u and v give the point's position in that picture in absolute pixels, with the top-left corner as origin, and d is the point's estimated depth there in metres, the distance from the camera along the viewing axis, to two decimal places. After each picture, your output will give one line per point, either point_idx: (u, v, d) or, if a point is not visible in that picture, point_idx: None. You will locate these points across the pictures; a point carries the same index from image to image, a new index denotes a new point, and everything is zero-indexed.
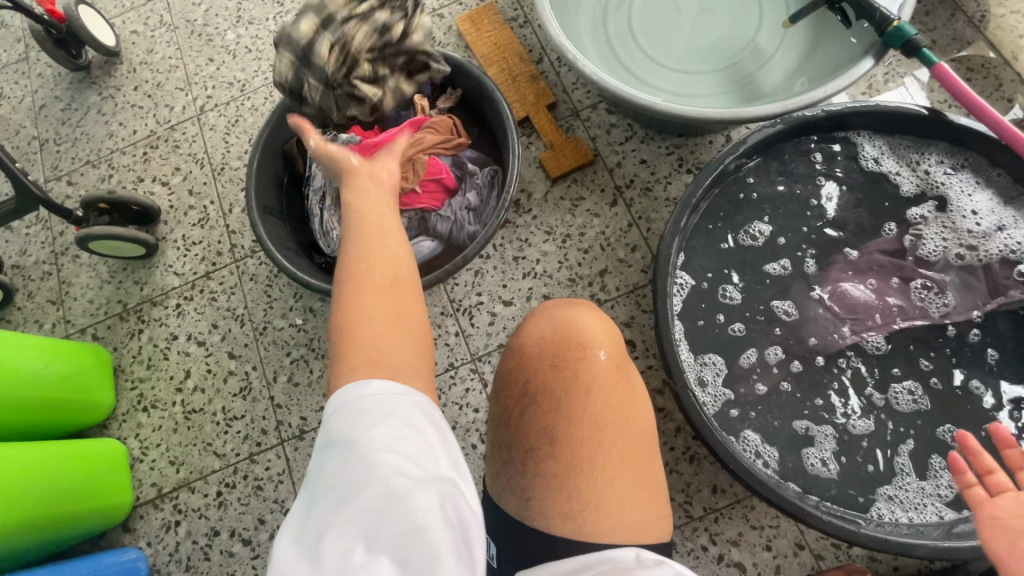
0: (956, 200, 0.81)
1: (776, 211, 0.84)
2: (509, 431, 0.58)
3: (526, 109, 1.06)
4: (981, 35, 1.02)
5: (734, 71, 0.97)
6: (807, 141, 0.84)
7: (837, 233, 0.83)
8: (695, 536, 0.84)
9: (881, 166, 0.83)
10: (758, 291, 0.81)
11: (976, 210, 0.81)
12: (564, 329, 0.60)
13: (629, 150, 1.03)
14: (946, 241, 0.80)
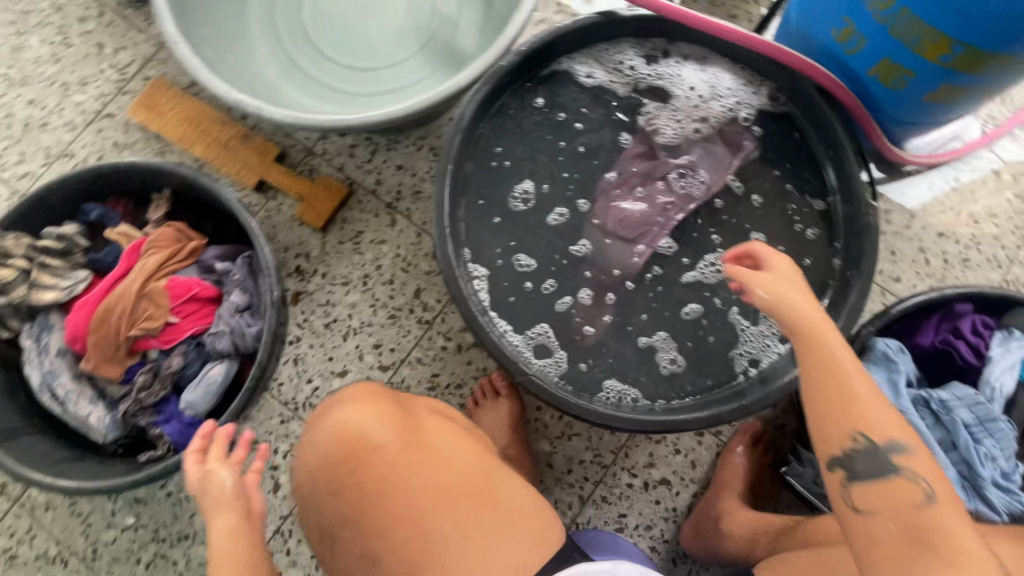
0: (664, 79, 0.85)
1: (529, 163, 0.83)
2: (350, 550, 0.59)
3: (255, 172, 0.95)
4: None
5: (433, 44, 0.93)
6: (517, 87, 0.82)
7: (590, 155, 0.84)
8: (616, 481, 0.86)
9: (591, 81, 0.84)
10: (550, 243, 0.82)
11: (682, 80, 0.84)
12: (341, 439, 0.59)
13: (383, 163, 0.97)
14: (673, 118, 0.85)
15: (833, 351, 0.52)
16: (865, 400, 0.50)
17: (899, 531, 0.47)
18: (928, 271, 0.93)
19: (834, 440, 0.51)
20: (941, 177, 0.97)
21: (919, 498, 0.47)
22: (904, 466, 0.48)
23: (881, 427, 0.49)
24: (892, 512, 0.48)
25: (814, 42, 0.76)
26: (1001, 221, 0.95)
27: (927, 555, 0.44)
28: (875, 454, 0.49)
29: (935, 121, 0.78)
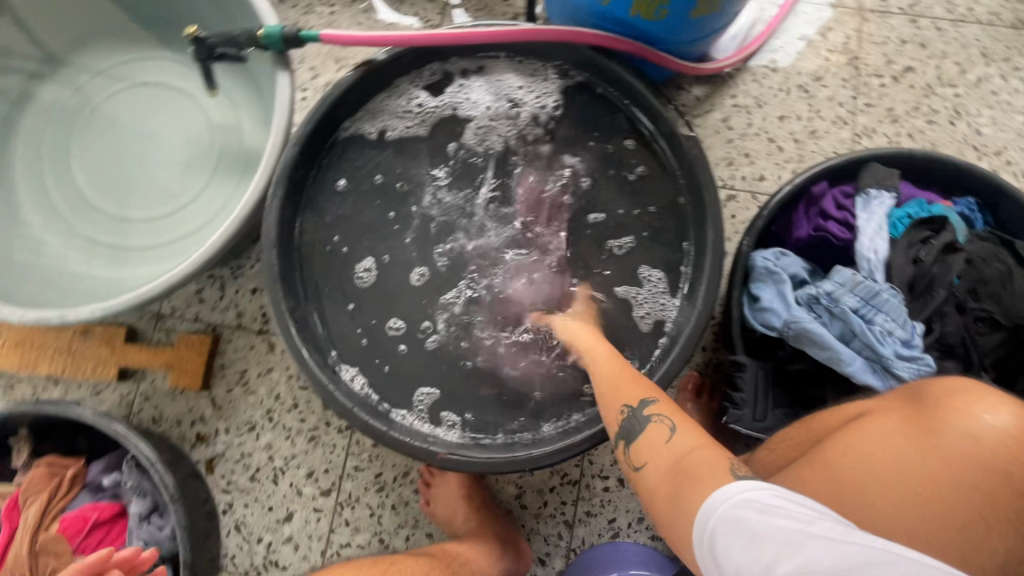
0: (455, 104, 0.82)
1: (362, 238, 0.79)
2: None
3: (111, 364, 0.88)
4: None
5: (225, 160, 0.87)
6: (319, 177, 0.79)
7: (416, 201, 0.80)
8: (592, 491, 0.84)
9: (390, 136, 0.81)
10: (417, 306, 0.78)
11: (473, 94, 0.82)
12: None
13: (236, 294, 0.92)
14: (481, 131, 0.82)
15: (597, 354, 0.68)
16: (622, 382, 0.62)
17: (667, 468, 0.53)
18: (784, 158, 0.92)
19: (612, 413, 0.61)
20: (761, 62, 0.95)
21: (666, 434, 0.55)
22: (653, 414, 0.57)
23: (635, 392, 0.60)
24: (658, 460, 0.54)
25: (582, 11, 0.75)
26: (829, 80, 0.94)
27: (679, 477, 0.50)
28: (634, 416, 0.58)
29: (717, 30, 0.78)
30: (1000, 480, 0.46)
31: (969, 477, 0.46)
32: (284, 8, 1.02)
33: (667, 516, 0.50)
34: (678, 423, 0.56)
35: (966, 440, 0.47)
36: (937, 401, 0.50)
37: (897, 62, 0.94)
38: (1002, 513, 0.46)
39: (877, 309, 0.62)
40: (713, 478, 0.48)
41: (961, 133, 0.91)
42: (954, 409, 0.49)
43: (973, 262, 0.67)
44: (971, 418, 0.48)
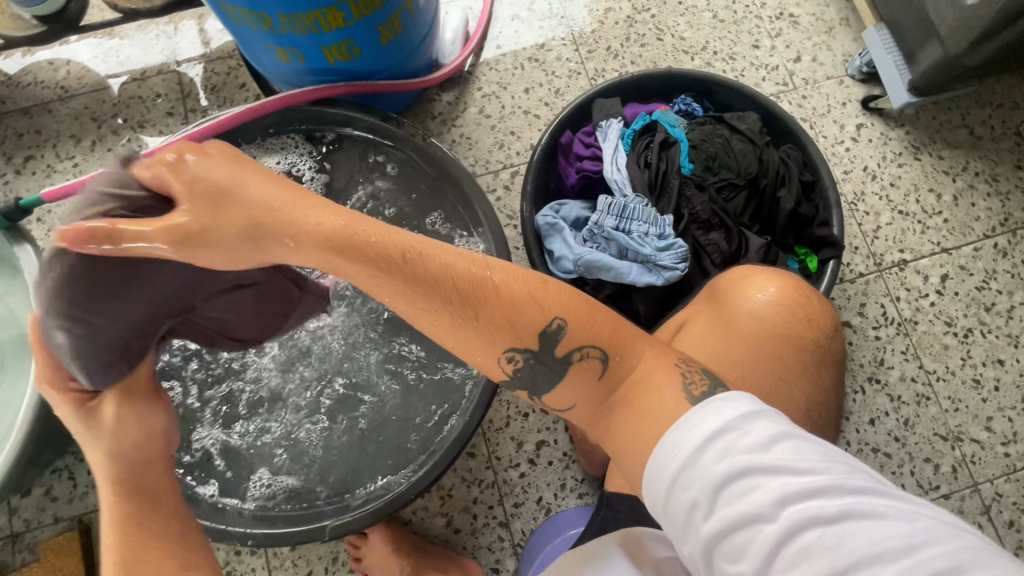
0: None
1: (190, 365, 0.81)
2: None
3: None
4: (84, 94, 1.02)
5: (13, 351, 0.82)
6: None
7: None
8: (511, 483, 0.86)
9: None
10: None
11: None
12: None
13: (89, 474, 0.86)
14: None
15: (425, 266, 0.47)
16: (497, 303, 0.47)
17: (609, 400, 0.49)
18: (544, 122, 1.01)
19: (494, 349, 0.49)
20: (490, 51, 1.04)
21: (599, 366, 0.49)
22: (576, 351, 0.49)
23: (528, 325, 0.48)
24: (593, 396, 0.50)
25: (286, 72, 0.79)
26: (552, 43, 1.04)
27: (622, 410, 0.48)
28: (542, 359, 0.49)
29: (420, 46, 0.86)
30: (784, 341, 0.54)
31: (761, 347, 0.53)
32: (25, 180, 0.98)
33: (618, 451, 0.48)
34: (608, 346, 0.49)
35: (751, 319, 0.54)
36: (723, 289, 0.58)
37: (598, 7, 1.06)
38: (793, 366, 0.53)
39: (631, 219, 0.70)
40: (675, 410, 0.44)
41: (671, 43, 1.04)
42: (733, 295, 0.56)
43: (696, 146, 0.77)
44: (747, 299, 0.55)
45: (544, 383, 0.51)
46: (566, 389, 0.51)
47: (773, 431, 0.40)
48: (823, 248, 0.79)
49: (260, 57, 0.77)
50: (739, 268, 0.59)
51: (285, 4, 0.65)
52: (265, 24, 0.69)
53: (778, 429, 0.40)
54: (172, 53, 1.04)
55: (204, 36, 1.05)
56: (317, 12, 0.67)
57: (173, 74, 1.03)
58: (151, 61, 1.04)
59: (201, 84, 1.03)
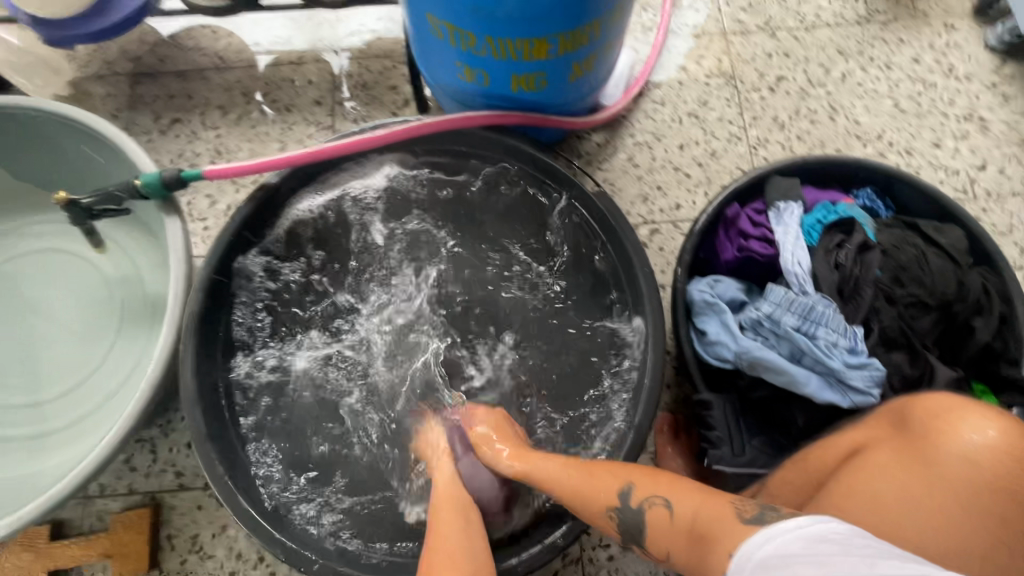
0: (329, 235, 0.82)
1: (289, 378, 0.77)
2: None
3: (38, 568, 0.78)
4: (239, 68, 1.03)
5: (131, 313, 0.82)
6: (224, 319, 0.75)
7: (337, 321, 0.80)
8: (597, 564, 0.79)
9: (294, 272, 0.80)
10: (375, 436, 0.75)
11: (365, 210, 0.83)
12: None
13: (170, 452, 0.84)
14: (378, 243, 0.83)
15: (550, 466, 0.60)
16: (585, 481, 0.56)
17: (684, 539, 0.48)
18: (694, 182, 0.95)
19: (598, 506, 0.54)
20: (649, 99, 0.99)
21: (665, 512, 0.50)
22: (643, 502, 0.51)
23: (602, 482, 0.54)
24: (678, 544, 0.48)
25: (458, 90, 0.76)
26: (715, 102, 0.99)
27: (700, 547, 0.45)
28: (625, 518, 0.52)
29: (597, 85, 0.81)
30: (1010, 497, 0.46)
31: (977, 501, 0.46)
32: (168, 140, 0.99)
33: None
34: (668, 492, 0.51)
35: (964, 464, 0.46)
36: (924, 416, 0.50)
37: (769, 74, 1.00)
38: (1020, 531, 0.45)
39: (817, 324, 0.63)
40: (739, 535, 0.42)
41: (842, 125, 0.97)
42: (941, 428, 0.48)
43: (886, 252, 0.69)
44: (959, 439, 0.47)
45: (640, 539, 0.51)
46: (656, 542, 0.51)
47: (808, 531, 0.39)
48: (1007, 391, 0.70)
49: (440, 71, 0.75)
50: (941, 394, 0.51)
51: (501, 28, 0.61)
52: (467, 44, 0.65)
53: (813, 531, 0.39)
54: (330, 43, 1.04)
55: (364, 32, 1.04)
56: (527, 42, 0.63)
57: (328, 63, 1.03)
58: (310, 46, 1.04)
59: (353, 79, 1.02)
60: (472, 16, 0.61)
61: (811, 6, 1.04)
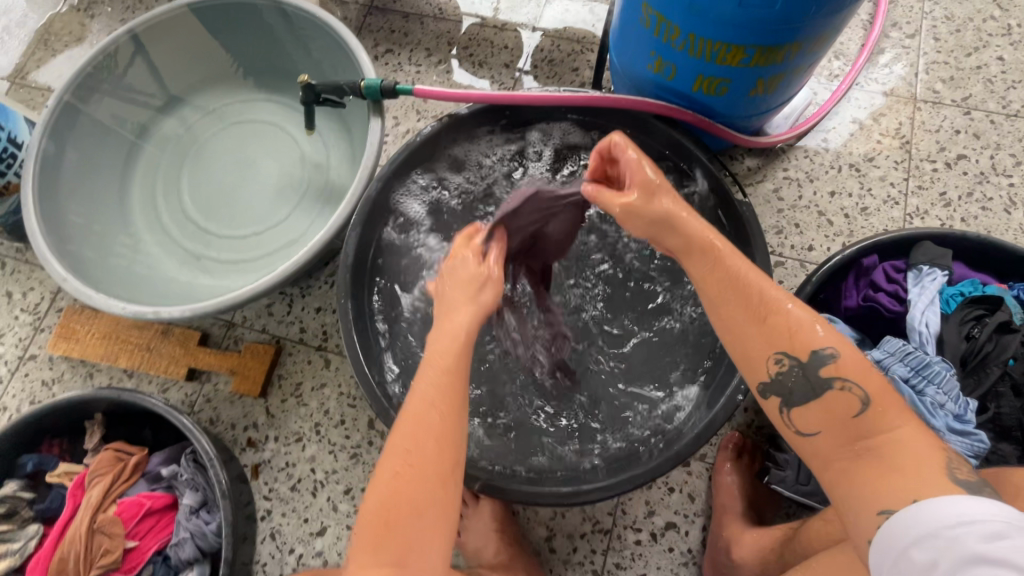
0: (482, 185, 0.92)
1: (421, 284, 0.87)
2: None
3: (183, 362, 0.95)
4: (451, 21, 1.18)
5: (314, 189, 0.99)
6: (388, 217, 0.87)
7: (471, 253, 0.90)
8: (623, 543, 0.83)
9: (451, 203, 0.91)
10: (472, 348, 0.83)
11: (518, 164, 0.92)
12: None
13: (300, 310, 0.98)
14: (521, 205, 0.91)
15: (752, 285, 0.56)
16: (800, 324, 0.53)
17: (847, 439, 0.50)
18: (835, 231, 0.95)
19: (764, 351, 0.54)
20: (815, 140, 1.00)
21: (856, 407, 0.50)
22: (835, 381, 0.51)
23: (813, 342, 0.52)
24: (835, 425, 0.51)
25: (641, 77, 0.83)
26: (881, 161, 0.98)
27: (865, 457, 0.48)
28: (806, 375, 0.52)
29: (772, 108, 0.85)
30: None
31: None
32: (378, 65, 1.15)
33: (845, 494, 0.48)
34: (873, 394, 0.50)
35: None
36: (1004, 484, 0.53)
37: (950, 149, 0.97)
38: None
39: (928, 380, 0.62)
40: (937, 487, 0.44)
41: (1017, 221, 0.92)
42: None
43: None
44: None
45: (799, 398, 0.53)
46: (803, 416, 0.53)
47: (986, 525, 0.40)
48: None
49: (630, 58, 0.82)
50: None
51: (708, 28, 0.67)
52: (669, 36, 0.72)
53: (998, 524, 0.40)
54: (532, 19, 1.16)
55: (565, 17, 1.15)
56: (726, 46, 0.69)
57: (525, 36, 1.15)
58: (514, 17, 1.17)
59: (543, 55, 1.13)
60: (685, 12, 0.67)
61: (1019, 95, 1.00)
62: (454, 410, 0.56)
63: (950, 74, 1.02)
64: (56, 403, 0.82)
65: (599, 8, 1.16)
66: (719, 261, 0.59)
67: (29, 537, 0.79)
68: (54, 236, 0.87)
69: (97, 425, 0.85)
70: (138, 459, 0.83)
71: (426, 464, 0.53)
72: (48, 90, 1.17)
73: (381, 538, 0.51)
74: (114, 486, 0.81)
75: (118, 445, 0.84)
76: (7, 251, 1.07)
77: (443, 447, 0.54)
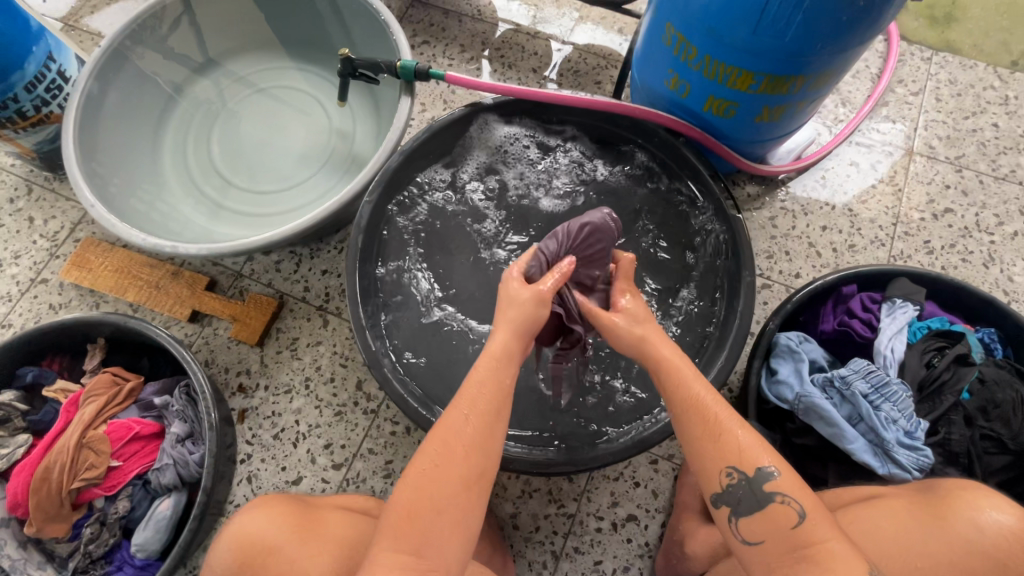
0: (501, 171, 0.95)
1: (427, 257, 0.91)
2: None
3: (187, 304, 0.99)
4: (487, 22, 1.24)
5: (336, 157, 1.05)
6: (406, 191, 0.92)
7: (483, 233, 0.93)
8: (584, 528, 0.86)
9: (463, 181, 0.95)
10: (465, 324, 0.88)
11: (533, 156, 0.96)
12: (241, 546, 0.60)
13: (306, 270, 1.02)
14: (538, 196, 0.95)
15: (688, 388, 0.59)
16: (734, 435, 0.55)
17: (785, 551, 0.52)
18: (822, 263, 1.00)
19: (721, 458, 0.55)
20: (813, 177, 1.06)
21: (794, 519, 0.53)
22: (776, 493, 0.53)
23: (746, 459, 0.54)
24: (776, 537, 0.53)
25: (657, 92, 0.89)
26: (873, 204, 1.03)
27: (804, 566, 0.51)
28: (750, 487, 0.54)
29: (778, 136, 0.90)
30: (996, 565, 0.55)
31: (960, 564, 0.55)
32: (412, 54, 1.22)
33: None
34: (807, 507, 0.53)
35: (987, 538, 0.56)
36: (948, 494, 0.59)
37: (939, 202, 1.03)
38: None
39: (885, 398, 0.67)
40: None
41: (993, 277, 0.98)
42: (966, 501, 0.58)
43: (984, 382, 0.71)
44: (981, 511, 0.57)
45: (745, 511, 0.54)
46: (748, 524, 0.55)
47: None
48: None
49: (648, 74, 0.88)
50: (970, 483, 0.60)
51: (723, 51, 0.73)
52: (687, 56, 0.78)
53: None
54: (565, 31, 1.23)
55: (595, 33, 1.22)
56: (737, 71, 0.75)
57: (554, 46, 1.22)
58: (546, 27, 1.23)
59: (569, 66, 1.20)
60: (703, 34, 0.73)
61: (1009, 161, 1.06)
62: (485, 424, 0.58)
63: (947, 133, 1.08)
64: (62, 322, 0.85)
65: (627, 29, 1.23)
66: (677, 373, 0.60)
67: (16, 447, 0.82)
68: (87, 166, 0.92)
69: (98, 348, 0.89)
70: (133, 386, 0.87)
71: (450, 472, 0.55)
72: (98, 36, 1.23)
73: (400, 528, 0.53)
74: (105, 408, 0.84)
75: (116, 371, 0.87)
76: (36, 178, 1.11)
77: (469, 465, 0.56)
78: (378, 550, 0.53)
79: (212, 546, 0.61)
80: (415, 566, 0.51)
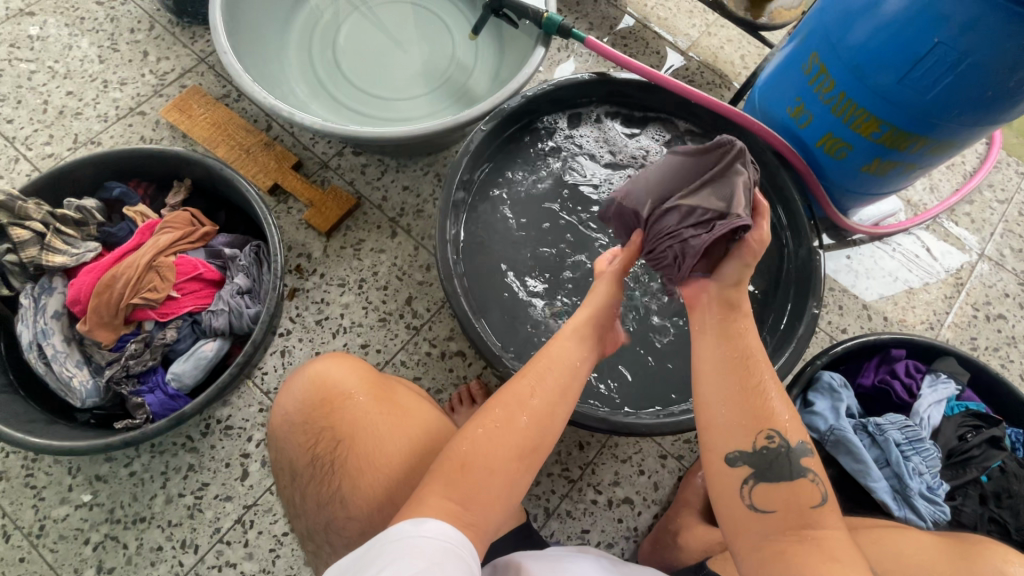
0: (603, 146, 0.99)
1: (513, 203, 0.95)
2: (306, 481, 0.61)
3: (271, 176, 1.02)
4: (620, 10, 1.27)
5: (449, 86, 1.08)
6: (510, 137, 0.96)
7: (570, 198, 0.97)
8: (581, 496, 0.89)
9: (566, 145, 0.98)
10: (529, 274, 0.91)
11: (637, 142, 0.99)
12: (320, 385, 0.63)
13: (389, 181, 1.05)
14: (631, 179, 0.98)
15: (744, 339, 0.56)
16: (780, 407, 0.54)
17: (781, 524, 0.51)
18: (870, 326, 1.03)
19: (760, 419, 0.53)
20: (883, 247, 1.09)
21: (816, 500, 0.52)
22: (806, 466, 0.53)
23: (794, 430, 0.54)
24: (789, 512, 0.52)
25: (775, 116, 0.92)
26: (933, 289, 1.06)
27: (809, 546, 0.49)
28: (778, 453, 0.53)
29: (874, 194, 0.93)
30: None
31: None
32: None
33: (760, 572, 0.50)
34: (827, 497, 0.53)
35: None
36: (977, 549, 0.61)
37: (994, 306, 1.06)
38: None
39: (914, 451, 0.72)
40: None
41: None
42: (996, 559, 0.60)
43: (1004, 472, 0.74)
44: None
45: (766, 477, 0.52)
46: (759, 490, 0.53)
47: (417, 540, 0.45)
48: None
49: (772, 96, 0.92)
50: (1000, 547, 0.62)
51: (863, 93, 0.76)
52: (822, 88, 0.81)
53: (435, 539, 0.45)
54: (690, 41, 1.26)
55: (717, 52, 1.26)
56: (864, 117, 0.78)
57: (676, 52, 1.25)
58: (674, 32, 1.26)
59: (684, 75, 1.23)
60: (848, 71, 0.76)
61: None
62: (564, 387, 0.58)
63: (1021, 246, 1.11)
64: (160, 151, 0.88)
65: (748, 57, 1.26)
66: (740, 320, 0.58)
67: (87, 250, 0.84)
68: (227, 16, 0.94)
69: (183, 187, 0.92)
70: (205, 231, 0.89)
71: (512, 436, 0.53)
72: None
73: (453, 478, 0.51)
74: (176, 242, 0.86)
75: (195, 212, 0.90)
76: (160, 18, 1.15)
77: (528, 434, 0.54)
78: (424, 493, 0.50)
79: (290, 381, 0.66)
80: (460, 516, 0.48)
